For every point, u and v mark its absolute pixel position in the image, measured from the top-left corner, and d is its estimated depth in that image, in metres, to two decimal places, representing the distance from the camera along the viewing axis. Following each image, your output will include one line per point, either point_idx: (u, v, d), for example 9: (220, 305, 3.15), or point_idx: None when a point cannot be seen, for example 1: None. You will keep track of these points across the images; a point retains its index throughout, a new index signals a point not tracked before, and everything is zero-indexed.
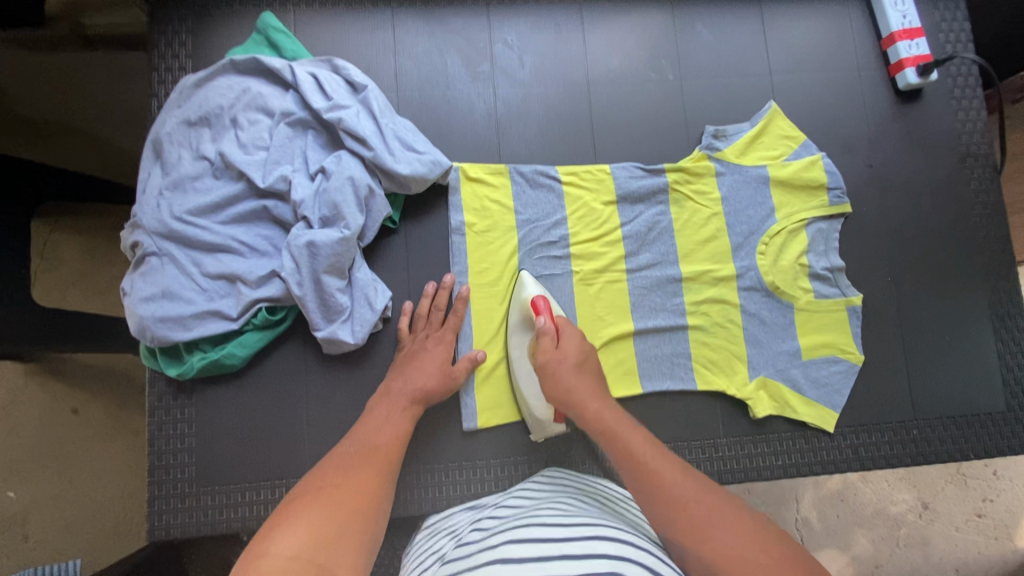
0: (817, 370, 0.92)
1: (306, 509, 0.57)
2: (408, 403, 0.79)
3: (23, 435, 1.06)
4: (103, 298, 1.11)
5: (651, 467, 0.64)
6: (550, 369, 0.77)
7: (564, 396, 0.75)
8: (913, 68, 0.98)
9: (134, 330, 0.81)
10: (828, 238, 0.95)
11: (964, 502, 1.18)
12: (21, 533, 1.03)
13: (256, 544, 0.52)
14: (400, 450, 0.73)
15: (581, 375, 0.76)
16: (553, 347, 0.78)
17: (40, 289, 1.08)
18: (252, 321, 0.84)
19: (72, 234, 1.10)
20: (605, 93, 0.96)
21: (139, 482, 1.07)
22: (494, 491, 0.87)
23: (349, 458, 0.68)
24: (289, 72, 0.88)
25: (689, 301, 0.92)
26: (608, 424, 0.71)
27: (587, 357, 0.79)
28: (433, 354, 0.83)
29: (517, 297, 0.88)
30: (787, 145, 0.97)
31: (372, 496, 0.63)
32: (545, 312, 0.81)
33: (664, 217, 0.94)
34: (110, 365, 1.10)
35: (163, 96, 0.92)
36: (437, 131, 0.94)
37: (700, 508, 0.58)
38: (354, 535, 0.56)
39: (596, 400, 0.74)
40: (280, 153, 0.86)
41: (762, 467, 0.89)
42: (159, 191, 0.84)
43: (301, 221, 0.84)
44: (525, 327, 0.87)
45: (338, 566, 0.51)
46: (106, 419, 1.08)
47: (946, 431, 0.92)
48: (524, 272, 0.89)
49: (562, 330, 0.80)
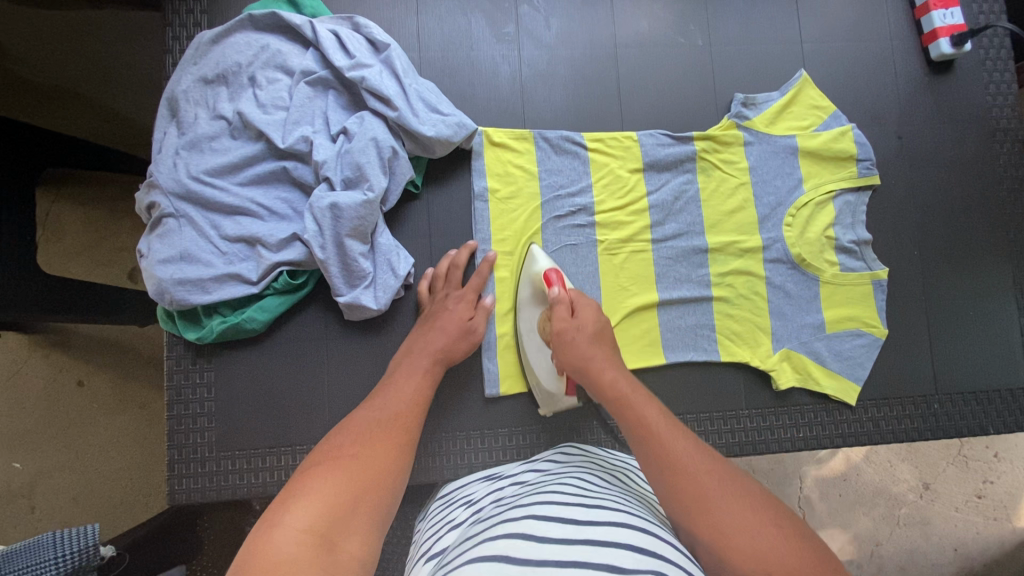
0: (840, 344, 0.91)
1: (322, 477, 0.55)
2: (431, 364, 0.76)
3: (28, 407, 1.04)
4: (110, 269, 1.08)
5: (664, 438, 0.58)
6: (566, 336, 0.73)
7: (578, 363, 0.71)
8: (947, 38, 0.95)
9: (152, 293, 0.79)
10: (855, 210, 0.94)
11: (965, 483, 1.19)
12: (27, 504, 1.02)
13: (271, 510, 0.50)
14: (420, 414, 0.69)
15: (598, 346, 0.73)
16: (567, 317, 0.75)
17: (44, 257, 1.06)
18: (273, 286, 0.83)
19: (78, 205, 1.08)
20: (632, 59, 0.94)
21: (151, 453, 1.07)
22: (515, 459, 0.86)
23: (369, 424, 0.64)
24: (309, 30, 0.85)
25: (715, 272, 0.91)
26: (623, 391, 0.66)
27: (604, 328, 0.75)
28: (453, 314, 0.80)
29: (528, 272, 0.85)
30: (816, 116, 0.95)
31: (394, 466, 0.59)
32: (557, 283, 0.78)
33: (691, 186, 0.92)
34: (115, 336, 1.08)
35: (178, 54, 0.90)
36: (460, 94, 0.91)
37: (713, 482, 0.53)
38: (369, 510, 0.53)
39: (612, 367, 0.70)
40: (300, 113, 0.84)
41: (783, 440, 0.89)
42: (176, 150, 0.82)
43: (323, 183, 0.81)
44: (535, 302, 0.84)
45: (349, 543, 0.49)
46: (111, 391, 1.07)
47: (966, 406, 0.92)
48: (535, 247, 0.86)
49: (577, 303, 0.77)
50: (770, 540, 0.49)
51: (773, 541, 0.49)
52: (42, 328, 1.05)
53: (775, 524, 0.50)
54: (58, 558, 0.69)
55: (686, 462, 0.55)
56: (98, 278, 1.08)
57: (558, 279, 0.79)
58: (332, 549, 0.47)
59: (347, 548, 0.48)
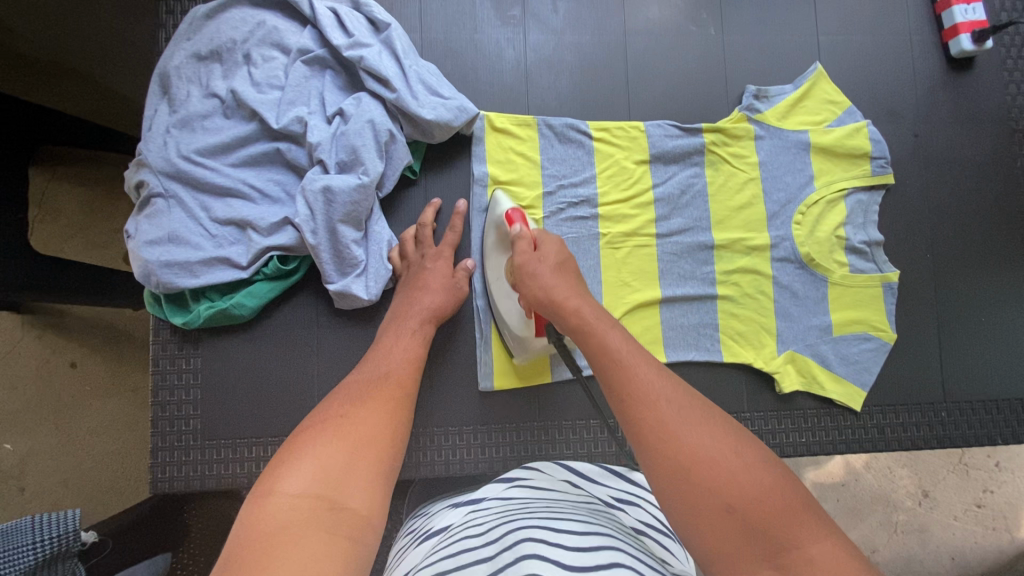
0: (847, 347, 0.89)
1: (315, 439, 0.56)
2: (421, 324, 0.76)
3: (19, 387, 1.02)
4: (103, 252, 1.06)
5: (629, 365, 0.59)
6: (529, 269, 0.70)
7: (542, 294, 0.68)
8: (968, 34, 0.92)
9: (138, 275, 0.77)
10: (867, 210, 0.91)
11: (965, 491, 1.17)
12: (17, 485, 1.00)
13: (268, 479, 0.52)
14: (415, 374, 0.70)
15: (562, 276, 0.70)
16: (530, 250, 0.72)
17: (38, 236, 1.03)
18: (263, 271, 0.80)
19: (73, 184, 1.05)
20: (642, 47, 0.91)
21: (142, 437, 1.05)
22: (509, 460, 0.84)
23: (361, 385, 0.65)
24: (307, 6, 0.82)
25: (721, 270, 0.88)
26: (587, 319, 0.65)
27: (566, 261, 0.73)
28: (435, 271, 0.79)
29: (491, 217, 0.82)
30: (830, 110, 0.91)
31: (390, 422, 0.61)
32: (520, 221, 0.75)
33: (698, 180, 0.89)
34: (110, 320, 1.05)
35: (170, 28, 0.95)
36: (462, 78, 0.88)
37: (676, 408, 0.54)
38: (370, 469, 0.54)
39: (575, 296, 0.67)
40: (295, 93, 0.81)
41: (785, 444, 0.87)
42: (167, 128, 0.80)
43: (316, 165, 0.79)
44: (500, 249, 0.81)
45: (352, 501, 0.51)
46: (105, 375, 1.04)
47: (975, 414, 0.90)
48: (498, 191, 0.83)
49: (540, 240, 0.74)
50: (730, 461, 0.49)
51: (726, 459, 0.49)
52: (35, 308, 1.02)
53: (737, 450, 0.50)
54: (36, 543, 0.67)
55: (652, 390, 0.56)
56: (91, 260, 1.05)
57: (520, 217, 0.76)
58: (334, 509, 0.49)
59: (351, 506, 0.50)
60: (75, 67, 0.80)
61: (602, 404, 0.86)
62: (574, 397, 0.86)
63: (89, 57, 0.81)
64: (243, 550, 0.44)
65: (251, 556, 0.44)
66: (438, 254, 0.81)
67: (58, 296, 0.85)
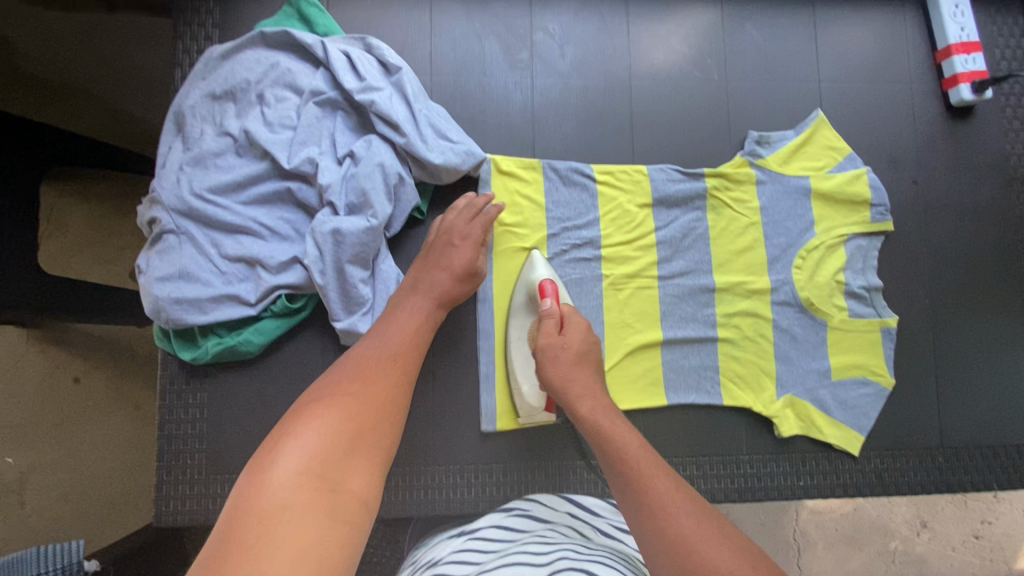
0: (846, 392, 0.90)
1: (320, 414, 0.58)
2: (435, 304, 0.77)
3: (17, 400, 0.97)
4: (110, 269, 1.04)
5: (645, 475, 0.61)
6: (551, 352, 0.75)
7: (558, 383, 0.73)
8: (967, 84, 0.93)
9: (148, 310, 0.78)
10: (867, 255, 0.92)
11: (963, 522, 1.17)
12: (18, 499, 0.96)
13: (269, 452, 0.53)
14: (417, 353, 0.71)
15: (580, 368, 0.74)
16: (555, 332, 0.77)
17: (47, 253, 0.97)
18: (271, 308, 0.82)
19: (81, 202, 1.01)
20: (646, 91, 0.92)
21: (142, 456, 1.07)
22: (509, 496, 0.85)
23: (367, 362, 0.66)
24: (320, 49, 0.84)
25: (721, 313, 0.89)
26: (602, 423, 0.68)
27: (589, 348, 0.76)
28: (461, 253, 0.80)
29: (522, 278, 0.86)
30: (831, 156, 0.93)
31: (393, 406, 0.63)
32: (551, 296, 0.80)
33: (700, 224, 0.91)
34: (118, 335, 1.07)
35: (187, 67, 0.88)
36: (470, 120, 0.90)
37: (693, 521, 0.56)
38: (370, 454, 0.57)
39: (591, 395, 0.71)
40: (307, 134, 0.83)
41: (784, 487, 0.87)
42: (180, 166, 0.81)
43: (326, 207, 0.80)
44: (528, 311, 0.85)
45: (350, 483, 0.53)
46: (107, 392, 1.05)
47: (972, 460, 0.90)
48: (536, 252, 0.86)
49: (568, 319, 0.78)
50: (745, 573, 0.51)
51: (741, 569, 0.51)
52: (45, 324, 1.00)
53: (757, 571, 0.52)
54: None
55: (670, 502, 0.57)
56: (94, 278, 1.03)
57: (552, 291, 0.82)
58: (333, 490, 0.52)
59: (348, 489, 0.53)
60: (76, 82, 0.92)
61: None
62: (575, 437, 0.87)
63: (93, 75, 0.92)
64: (241, 527, 0.46)
65: (251, 525, 0.46)
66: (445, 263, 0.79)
67: (74, 316, 0.88)
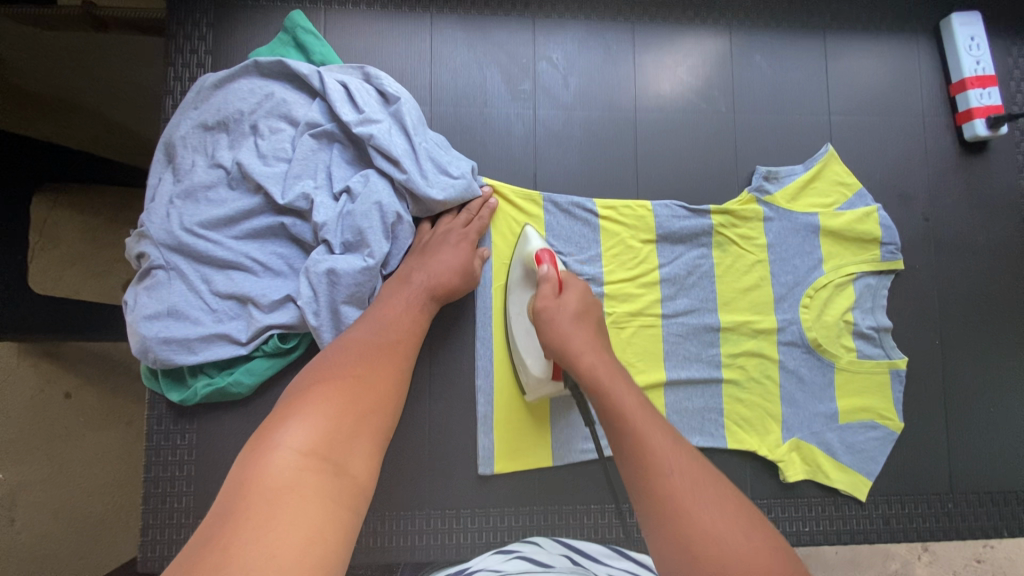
0: (853, 436, 0.87)
1: (322, 398, 0.59)
2: (426, 296, 0.76)
3: (10, 416, 0.95)
4: (99, 283, 0.99)
5: (642, 431, 0.57)
6: (548, 316, 0.70)
7: (557, 344, 0.68)
8: (982, 119, 0.91)
9: (135, 350, 0.75)
10: (876, 294, 0.90)
11: (964, 546, 1.09)
12: (6, 517, 0.92)
13: (272, 432, 0.55)
14: (415, 342, 0.72)
15: (579, 326, 0.69)
16: (553, 295, 0.72)
17: (36, 266, 0.92)
18: (263, 348, 0.79)
19: (74, 213, 0.96)
20: (651, 123, 0.90)
21: (135, 470, 1.00)
22: (506, 541, 0.83)
23: (367, 347, 0.67)
24: (317, 79, 0.80)
25: (726, 353, 0.87)
26: (601, 377, 0.63)
27: (588, 308, 0.72)
28: (455, 252, 0.78)
29: (520, 252, 0.81)
30: (840, 193, 0.91)
31: (392, 392, 0.64)
32: (548, 261, 0.74)
33: (706, 261, 0.88)
34: (106, 350, 1.01)
35: (179, 94, 0.85)
36: (471, 153, 0.87)
37: (686, 485, 0.52)
38: (370, 438, 0.59)
39: (591, 351, 0.66)
40: (302, 167, 0.80)
41: (789, 533, 0.85)
42: (170, 199, 0.78)
43: (321, 245, 0.78)
44: (526, 284, 0.80)
45: (353, 466, 0.55)
46: (99, 407, 0.99)
47: (981, 506, 0.88)
48: (528, 227, 0.82)
49: (566, 283, 0.73)
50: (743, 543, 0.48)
51: (736, 537, 0.48)
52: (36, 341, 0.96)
53: (751, 538, 0.49)
54: None
55: (664, 460, 0.54)
56: (85, 295, 0.97)
57: (549, 258, 0.75)
58: (337, 472, 0.53)
59: (350, 472, 0.54)
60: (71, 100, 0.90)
61: (604, 487, 0.86)
62: (573, 481, 0.85)
63: (88, 95, 0.90)
64: (245, 502, 0.47)
65: (255, 501, 0.47)
66: (437, 270, 0.76)
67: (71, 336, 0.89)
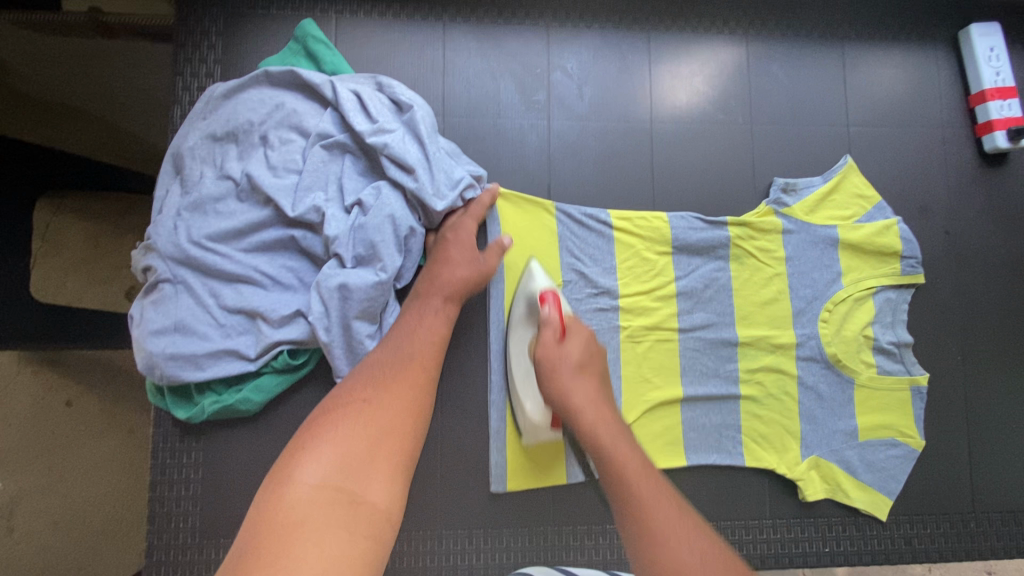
0: (873, 454, 0.85)
1: (333, 428, 0.57)
2: (444, 300, 0.73)
3: (12, 425, 0.93)
4: (106, 290, 0.94)
5: (643, 495, 0.54)
6: (550, 367, 0.67)
7: (560, 401, 0.66)
8: (1003, 131, 0.90)
9: (141, 367, 0.73)
10: (896, 309, 0.88)
11: None
12: (5, 526, 0.91)
13: (288, 464, 0.54)
14: (438, 352, 0.70)
15: (582, 379, 0.67)
16: (554, 343, 0.69)
17: (38, 274, 0.89)
18: (271, 364, 0.77)
19: (78, 219, 0.92)
20: (667, 135, 0.89)
21: (137, 480, 0.96)
22: (519, 563, 0.81)
23: (384, 365, 0.65)
24: (329, 89, 0.79)
25: (744, 368, 0.85)
26: (603, 437, 0.61)
27: (592, 357, 0.70)
28: (455, 244, 0.76)
29: (522, 288, 0.78)
30: (859, 205, 0.89)
31: (410, 409, 0.62)
32: (551, 302, 0.71)
33: (723, 274, 0.87)
34: (107, 357, 0.98)
35: (188, 104, 0.83)
36: (484, 163, 0.86)
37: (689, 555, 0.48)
38: (390, 460, 0.57)
39: (596, 410, 0.64)
40: (313, 178, 0.78)
41: (810, 554, 0.83)
42: (177, 211, 0.76)
43: (333, 259, 0.76)
44: (527, 323, 0.77)
45: (372, 494, 0.53)
46: (100, 415, 0.96)
47: (1004, 526, 0.86)
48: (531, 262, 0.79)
49: (569, 329, 0.71)
50: None
51: None
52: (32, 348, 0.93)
53: None
54: None
55: (659, 524, 0.51)
56: (87, 302, 0.93)
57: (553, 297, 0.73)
58: (354, 501, 0.52)
59: (369, 499, 0.53)
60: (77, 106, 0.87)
61: None
62: (588, 500, 0.83)
63: (86, 95, 0.86)
64: (258, 539, 0.47)
65: (269, 537, 0.47)
66: (452, 292, 0.73)
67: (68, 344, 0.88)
